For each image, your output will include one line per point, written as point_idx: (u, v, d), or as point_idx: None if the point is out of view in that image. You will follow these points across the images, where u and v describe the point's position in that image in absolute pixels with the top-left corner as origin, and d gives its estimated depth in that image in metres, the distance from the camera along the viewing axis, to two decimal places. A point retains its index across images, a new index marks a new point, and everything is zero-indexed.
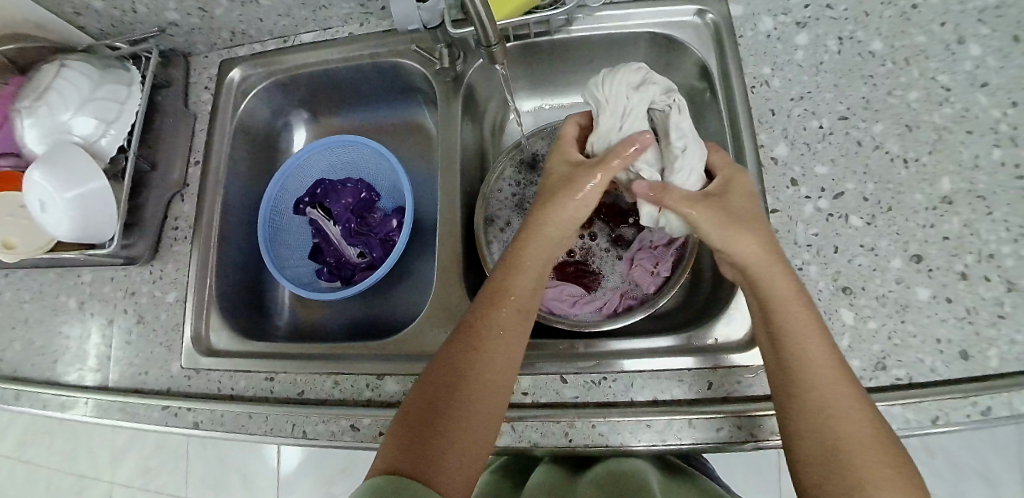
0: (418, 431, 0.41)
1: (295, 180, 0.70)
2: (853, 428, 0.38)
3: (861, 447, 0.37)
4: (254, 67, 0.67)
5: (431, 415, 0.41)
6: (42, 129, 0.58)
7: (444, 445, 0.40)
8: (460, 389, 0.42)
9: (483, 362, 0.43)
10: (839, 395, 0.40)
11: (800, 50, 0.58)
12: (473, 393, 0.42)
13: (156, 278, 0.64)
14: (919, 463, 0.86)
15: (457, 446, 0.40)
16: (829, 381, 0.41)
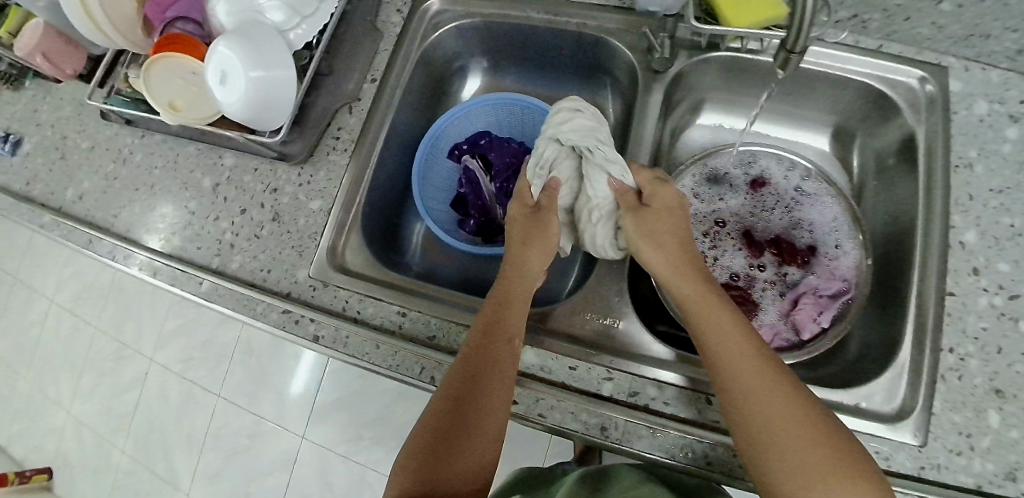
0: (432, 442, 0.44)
1: (459, 125, 0.68)
2: (784, 423, 0.40)
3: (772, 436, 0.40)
4: (452, 3, 0.64)
5: (445, 422, 0.45)
6: (237, 6, 0.58)
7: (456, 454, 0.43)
8: (473, 399, 0.45)
9: (486, 385, 0.44)
10: (744, 376, 0.42)
11: (1009, 143, 0.57)
12: (479, 408, 0.44)
13: (304, 183, 0.61)
14: None
15: (469, 452, 0.44)
16: (725, 358, 0.44)
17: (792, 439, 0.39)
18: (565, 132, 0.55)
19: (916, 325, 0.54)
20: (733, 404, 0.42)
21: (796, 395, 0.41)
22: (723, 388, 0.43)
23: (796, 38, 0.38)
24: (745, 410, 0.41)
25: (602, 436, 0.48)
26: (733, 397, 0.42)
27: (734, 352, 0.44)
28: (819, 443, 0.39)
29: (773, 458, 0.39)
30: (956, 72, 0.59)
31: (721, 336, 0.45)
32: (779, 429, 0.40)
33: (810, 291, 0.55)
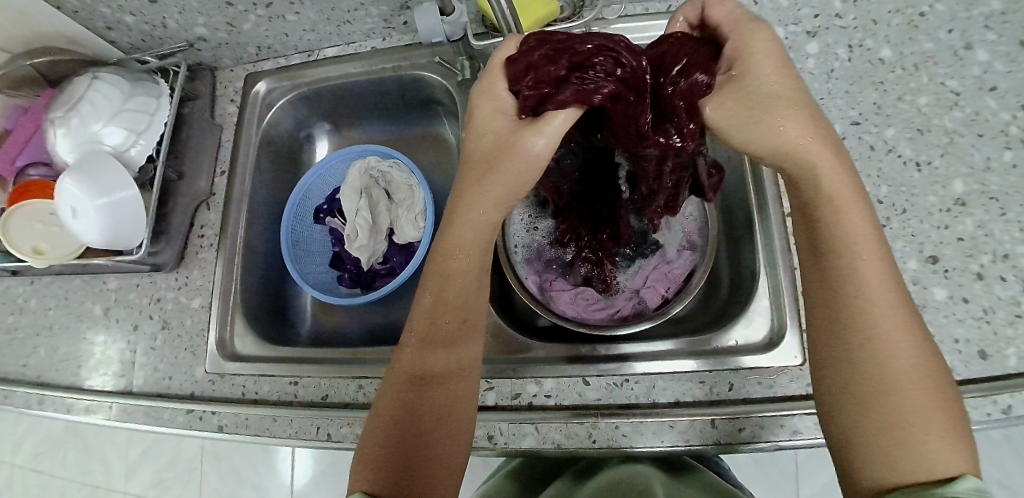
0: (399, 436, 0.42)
1: (317, 188, 0.74)
2: (911, 393, 0.35)
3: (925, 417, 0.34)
4: (279, 80, 0.71)
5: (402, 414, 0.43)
6: (71, 140, 0.59)
7: (429, 445, 0.42)
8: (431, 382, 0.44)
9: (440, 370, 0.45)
10: (897, 345, 0.36)
11: (811, 58, 0.61)
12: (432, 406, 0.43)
13: (182, 286, 0.66)
14: None
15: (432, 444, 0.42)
16: (888, 332, 0.36)
17: (916, 405, 0.35)
18: (373, 159, 0.70)
19: (767, 249, 0.56)
20: (867, 375, 0.36)
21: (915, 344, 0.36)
22: (846, 359, 0.37)
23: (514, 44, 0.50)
24: (887, 370, 0.36)
25: (492, 444, 0.51)
26: (875, 360, 0.36)
27: (882, 306, 0.37)
28: (940, 424, 0.34)
29: (872, 422, 0.35)
30: (749, 8, 0.64)
31: (872, 288, 0.37)
32: (907, 392, 0.35)
33: (660, 264, 0.64)
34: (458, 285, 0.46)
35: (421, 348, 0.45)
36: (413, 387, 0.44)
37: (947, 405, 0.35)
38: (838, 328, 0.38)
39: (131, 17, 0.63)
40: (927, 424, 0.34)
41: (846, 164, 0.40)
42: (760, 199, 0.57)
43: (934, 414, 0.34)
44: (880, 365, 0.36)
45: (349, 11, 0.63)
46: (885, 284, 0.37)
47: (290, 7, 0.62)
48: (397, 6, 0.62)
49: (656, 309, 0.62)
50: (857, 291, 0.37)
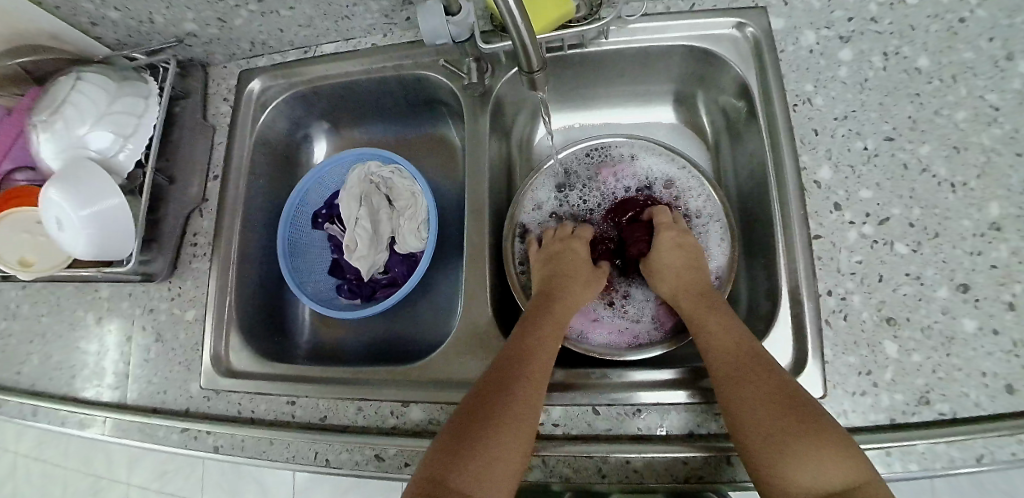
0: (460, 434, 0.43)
1: (315, 192, 0.71)
2: (773, 422, 0.42)
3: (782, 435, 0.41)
4: (275, 78, 0.67)
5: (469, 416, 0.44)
6: (55, 145, 0.56)
7: (479, 452, 0.41)
8: (502, 395, 0.44)
9: (511, 386, 0.45)
10: (756, 386, 0.44)
11: (843, 66, 0.57)
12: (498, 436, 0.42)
13: (176, 296, 0.63)
14: (947, 491, 0.81)
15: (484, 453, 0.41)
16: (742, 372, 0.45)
17: (781, 435, 0.41)
18: (374, 165, 0.67)
19: (789, 272, 0.53)
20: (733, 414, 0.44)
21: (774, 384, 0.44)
22: (724, 410, 0.44)
23: (529, 59, 0.40)
24: (750, 411, 0.43)
25: None
26: (726, 391, 0.45)
27: (729, 357, 0.47)
28: (797, 435, 0.41)
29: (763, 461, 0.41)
30: (776, 10, 0.59)
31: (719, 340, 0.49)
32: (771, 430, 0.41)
33: None
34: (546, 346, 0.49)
35: (512, 358, 0.47)
36: (486, 393, 0.45)
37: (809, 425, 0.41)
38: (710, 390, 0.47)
39: (115, 12, 0.59)
40: (796, 444, 0.40)
41: (704, 293, 0.54)
42: (784, 221, 0.54)
43: (797, 433, 0.41)
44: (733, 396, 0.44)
45: (348, 7, 0.59)
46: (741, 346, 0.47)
47: (284, 2, 0.58)
48: (398, 2, 0.58)
49: (664, 331, 0.59)
50: (714, 358, 0.48)
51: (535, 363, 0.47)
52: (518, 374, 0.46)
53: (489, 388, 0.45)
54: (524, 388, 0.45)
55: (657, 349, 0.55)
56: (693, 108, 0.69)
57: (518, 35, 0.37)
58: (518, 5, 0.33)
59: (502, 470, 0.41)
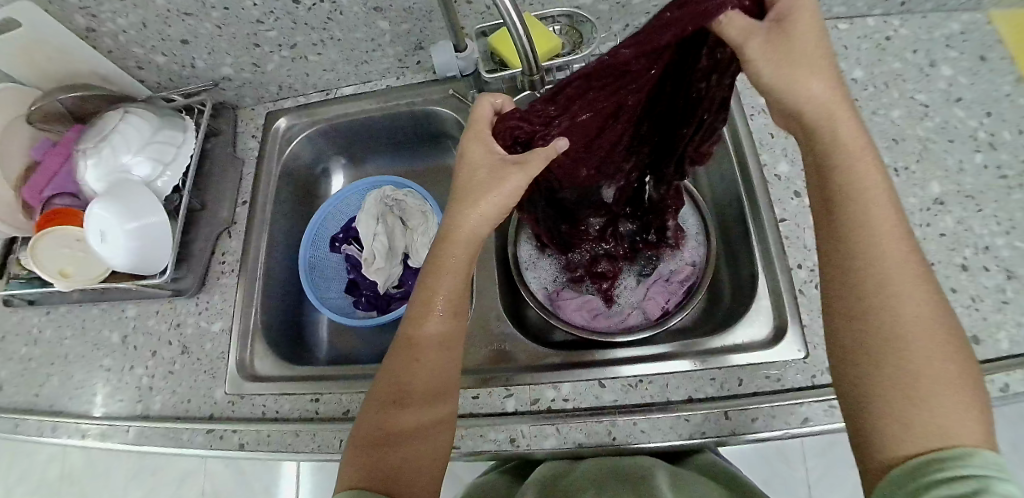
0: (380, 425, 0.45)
1: (333, 217, 0.77)
2: (928, 362, 0.33)
3: (927, 375, 0.32)
4: (299, 117, 0.76)
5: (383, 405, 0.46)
6: (101, 170, 0.63)
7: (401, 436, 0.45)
8: (409, 376, 0.47)
9: (416, 365, 0.47)
10: (910, 314, 0.34)
11: None
12: (413, 412, 0.46)
13: (203, 310, 0.67)
14: None
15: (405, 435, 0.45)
16: (893, 295, 0.35)
17: (918, 368, 0.33)
18: (388, 189, 0.74)
19: (763, 252, 0.60)
20: (887, 336, 0.34)
21: (936, 312, 0.35)
22: (855, 324, 0.36)
23: (531, 64, 0.52)
24: (905, 340, 0.33)
25: (515, 446, 0.52)
26: (872, 313, 0.35)
27: (890, 269, 0.36)
28: (937, 388, 0.32)
29: (886, 394, 0.33)
30: None
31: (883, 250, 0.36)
32: (919, 359, 0.33)
33: (662, 279, 0.67)
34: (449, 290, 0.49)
35: (407, 339, 0.48)
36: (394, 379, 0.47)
37: (960, 379, 0.32)
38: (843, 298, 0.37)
39: (162, 57, 0.68)
40: (937, 399, 0.31)
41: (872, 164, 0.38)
42: (754, 210, 0.62)
43: (946, 389, 0.32)
44: (883, 325, 0.34)
45: (368, 52, 0.69)
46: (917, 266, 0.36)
47: (314, 47, 0.68)
48: (411, 46, 0.69)
49: (657, 320, 0.64)
50: (881, 268, 0.36)
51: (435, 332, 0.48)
52: (422, 348, 0.48)
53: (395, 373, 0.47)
54: (428, 362, 0.47)
55: (643, 332, 0.60)
56: None
57: (521, 45, 0.49)
58: (520, 18, 0.45)
59: (425, 439, 0.46)
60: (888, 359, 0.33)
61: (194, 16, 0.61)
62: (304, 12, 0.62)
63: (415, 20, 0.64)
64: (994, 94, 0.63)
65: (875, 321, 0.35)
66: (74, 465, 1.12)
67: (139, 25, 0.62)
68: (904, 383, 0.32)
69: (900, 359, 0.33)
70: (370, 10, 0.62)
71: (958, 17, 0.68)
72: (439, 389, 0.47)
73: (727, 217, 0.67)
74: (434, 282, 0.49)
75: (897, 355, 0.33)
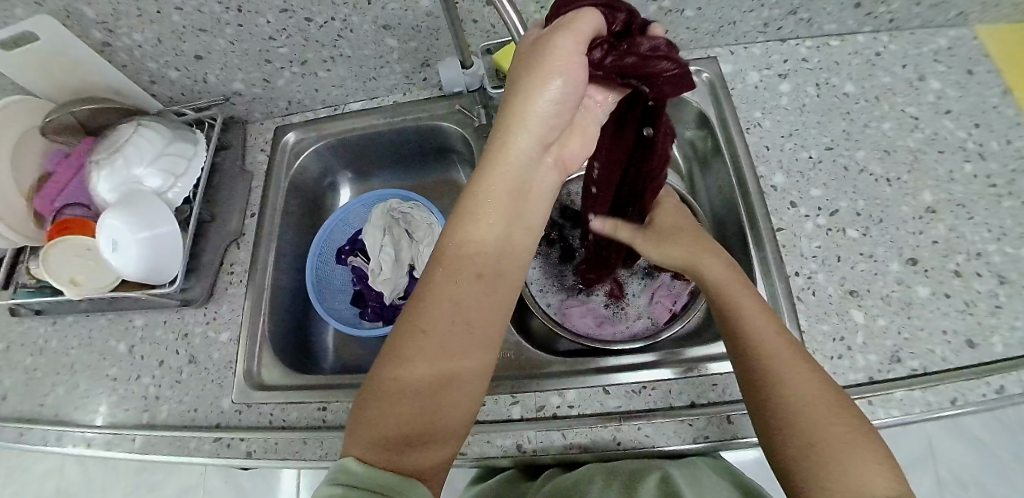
0: (387, 410, 0.41)
1: (340, 229, 0.79)
2: (828, 430, 0.42)
3: (833, 442, 0.41)
4: (307, 131, 0.78)
5: (389, 385, 0.41)
6: (113, 180, 0.64)
7: (416, 419, 0.41)
8: (414, 353, 0.42)
9: (427, 334, 0.42)
10: (801, 386, 0.44)
11: (784, 96, 0.70)
12: (426, 391, 0.41)
13: (209, 320, 0.68)
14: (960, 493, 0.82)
15: (421, 417, 0.41)
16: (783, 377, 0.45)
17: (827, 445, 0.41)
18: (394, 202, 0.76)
19: (761, 261, 0.61)
20: (791, 423, 0.43)
21: (816, 384, 0.45)
22: (754, 394, 0.46)
23: None
24: (809, 430, 0.42)
25: (521, 452, 0.53)
26: (766, 389, 0.45)
27: (774, 354, 0.46)
28: (841, 448, 0.41)
29: (799, 460, 0.42)
30: (725, 57, 0.73)
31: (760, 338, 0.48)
32: (822, 440, 0.42)
33: (664, 284, 0.68)
34: (460, 292, 0.43)
35: (417, 306, 0.43)
36: (399, 356, 0.42)
37: (860, 439, 0.42)
38: (747, 375, 0.47)
39: (176, 71, 0.70)
40: (842, 457, 0.41)
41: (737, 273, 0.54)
42: (751, 220, 0.64)
43: (849, 449, 0.41)
44: (777, 398, 0.44)
45: (376, 69, 0.72)
46: (796, 355, 0.47)
47: (323, 64, 0.70)
48: (418, 64, 0.71)
49: (664, 324, 0.66)
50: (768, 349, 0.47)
51: (453, 296, 0.43)
52: (432, 316, 0.42)
53: (401, 348, 0.42)
54: (442, 331, 0.42)
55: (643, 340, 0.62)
56: None
57: None
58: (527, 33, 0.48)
59: (447, 420, 0.42)
60: (776, 428, 0.44)
61: (209, 32, 0.64)
62: (316, 29, 0.64)
63: (422, 38, 0.67)
64: (982, 106, 0.65)
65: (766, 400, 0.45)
66: (71, 480, 1.11)
67: (155, 41, 0.64)
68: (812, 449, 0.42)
69: (801, 431, 0.43)
70: (379, 27, 0.64)
71: (946, 33, 0.71)
72: (459, 362, 0.42)
73: (725, 229, 0.69)
74: (457, 228, 0.44)
75: (790, 424, 0.43)
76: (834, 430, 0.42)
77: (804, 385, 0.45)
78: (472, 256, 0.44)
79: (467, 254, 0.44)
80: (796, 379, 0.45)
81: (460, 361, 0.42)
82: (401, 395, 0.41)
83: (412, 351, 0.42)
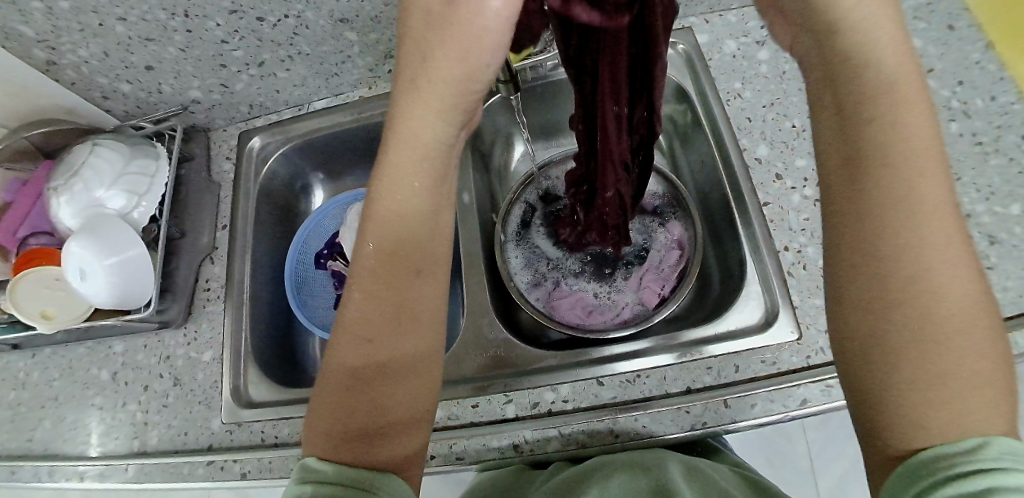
0: (340, 402, 0.37)
1: (315, 234, 0.77)
2: (960, 343, 0.28)
3: (963, 365, 0.27)
4: (273, 135, 0.75)
5: (344, 375, 0.38)
6: (73, 206, 0.61)
7: (369, 406, 0.37)
8: (366, 341, 0.38)
9: (373, 324, 0.38)
10: (942, 283, 0.28)
11: (763, 64, 0.67)
12: (381, 379, 0.38)
13: (190, 341, 0.66)
14: None
15: (378, 405, 0.37)
16: (923, 258, 0.29)
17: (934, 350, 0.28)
18: None
19: (750, 237, 0.60)
20: (913, 339, 0.28)
21: (968, 285, 0.29)
22: (868, 279, 0.30)
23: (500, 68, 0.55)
24: (929, 340, 0.28)
25: (518, 453, 0.53)
26: (898, 274, 0.29)
27: (917, 224, 0.29)
28: (965, 372, 0.27)
29: (904, 379, 0.28)
30: (700, 28, 0.71)
31: (912, 201, 0.29)
32: (958, 369, 0.27)
33: (651, 267, 0.67)
34: (393, 271, 0.39)
35: (362, 290, 0.39)
36: (351, 346, 0.38)
37: (990, 366, 0.28)
38: (860, 246, 0.30)
39: (127, 84, 0.66)
40: (965, 386, 0.27)
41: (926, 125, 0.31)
42: (737, 195, 0.62)
43: (974, 376, 0.27)
44: (899, 290, 0.29)
45: (338, 64, 0.68)
46: (961, 255, 0.29)
47: (281, 64, 0.67)
48: (381, 55, 0.68)
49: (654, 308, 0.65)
50: (907, 219, 0.29)
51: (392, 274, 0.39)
52: (376, 301, 0.38)
53: (353, 338, 0.38)
54: (389, 316, 0.38)
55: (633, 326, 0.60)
56: None
57: None
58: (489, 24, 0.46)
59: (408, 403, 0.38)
60: (885, 332, 0.29)
61: (157, 41, 0.60)
62: (269, 28, 0.61)
63: (383, 29, 0.63)
64: (964, 63, 0.63)
65: (875, 293, 0.29)
66: None
67: (101, 55, 0.61)
68: (932, 360, 0.28)
69: (920, 338, 0.28)
70: (335, 21, 0.61)
71: None
72: (413, 342, 0.39)
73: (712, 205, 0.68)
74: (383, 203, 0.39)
75: (913, 327, 0.28)
76: (971, 342, 0.28)
77: (947, 279, 0.29)
78: (400, 231, 0.39)
79: (392, 232, 0.39)
80: (940, 272, 0.29)
81: (414, 340, 0.39)
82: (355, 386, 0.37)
83: (362, 340, 0.38)
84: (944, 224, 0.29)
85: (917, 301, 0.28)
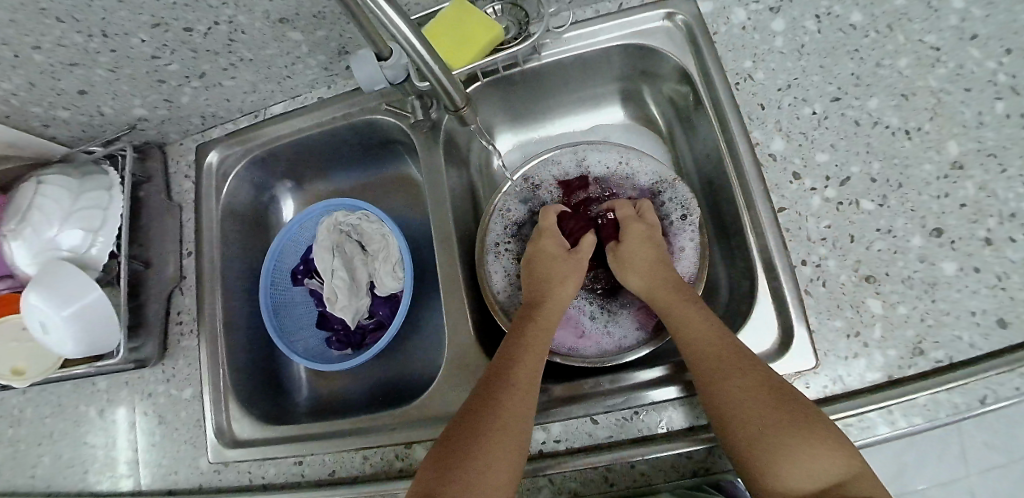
0: (456, 450, 0.44)
1: (290, 249, 0.72)
2: (768, 421, 0.42)
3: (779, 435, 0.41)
4: (230, 146, 0.68)
5: (462, 430, 0.45)
6: (27, 249, 0.57)
7: (475, 456, 0.43)
8: (493, 404, 0.46)
9: (502, 395, 0.46)
10: (740, 380, 0.45)
11: (778, 36, 0.57)
12: (491, 436, 0.44)
13: (170, 378, 0.64)
14: None
15: (478, 458, 0.43)
16: (733, 381, 0.45)
17: (788, 433, 0.41)
18: (340, 215, 0.68)
19: (761, 248, 0.53)
20: (746, 443, 0.42)
21: (763, 381, 0.44)
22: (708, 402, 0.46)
23: (451, 99, 0.49)
24: (752, 434, 0.42)
25: None
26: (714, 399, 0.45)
27: (705, 353, 0.47)
28: (790, 434, 0.41)
29: (761, 459, 0.41)
30: None
31: (699, 342, 0.48)
32: (775, 435, 0.42)
33: None
34: (525, 369, 0.48)
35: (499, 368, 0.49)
36: (479, 405, 0.46)
37: (809, 425, 0.41)
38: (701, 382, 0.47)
39: (65, 111, 0.60)
40: (795, 442, 0.41)
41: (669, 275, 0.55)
42: (746, 199, 0.54)
43: (799, 433, 0.41)
44: (721, 404, 0.44)
45: (287, 66, 0.60)
46: (745, 360, 0.46)
47: (224, 73, 0.59)
48: (334, 52, 0.59)
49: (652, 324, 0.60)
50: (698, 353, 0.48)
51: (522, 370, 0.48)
52: (509, 380, 0.47)
53: (478, 398, 0.47)
54: (516, 391, 0.46)
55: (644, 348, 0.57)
56: (641, 101, 0.70)
57: (434, 79, 0.45)
58: (431, 55, 0.41)
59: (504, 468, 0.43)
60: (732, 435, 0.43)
61: (82, 65, 0.53)
62: (200, 38, 0.53)
63: (331, 25, 0.54)
64: (1008, 26, 0.52)
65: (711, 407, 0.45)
66: None
67: (27, 85, 0.54)
68: (758, 444, 0.42)
69: (749, 433, 0.42)
70: (274, 22, 0.52)
71: None
72: (519, 417, 0.45)
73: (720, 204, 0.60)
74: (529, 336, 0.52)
75: (742, 427, 0.43)
76: (779, 419, 0.42)
77: (743, 379, 0.45)
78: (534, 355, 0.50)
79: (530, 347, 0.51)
80: (738, 380, 0.45)
81: (522, 416, 0.45)
82: (465, 438, 0.44)
83: (486, 406, 0.46)
84: (727, 343, 0.47)
85: (727, 406, 0.44)
